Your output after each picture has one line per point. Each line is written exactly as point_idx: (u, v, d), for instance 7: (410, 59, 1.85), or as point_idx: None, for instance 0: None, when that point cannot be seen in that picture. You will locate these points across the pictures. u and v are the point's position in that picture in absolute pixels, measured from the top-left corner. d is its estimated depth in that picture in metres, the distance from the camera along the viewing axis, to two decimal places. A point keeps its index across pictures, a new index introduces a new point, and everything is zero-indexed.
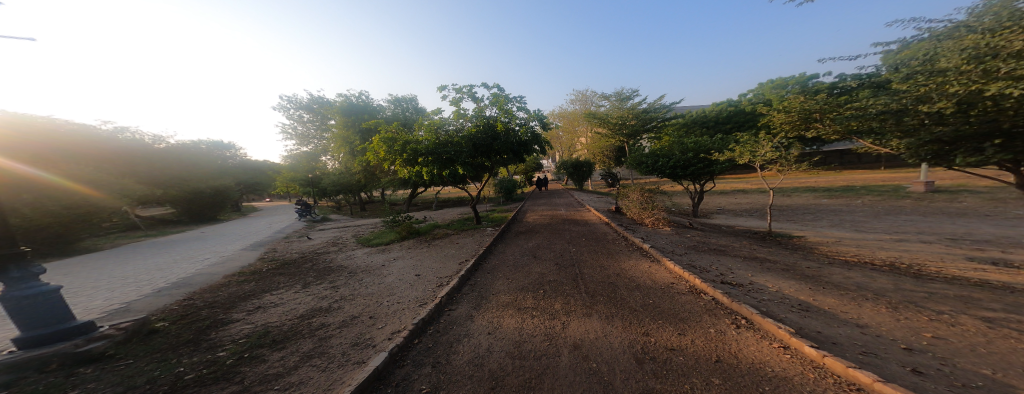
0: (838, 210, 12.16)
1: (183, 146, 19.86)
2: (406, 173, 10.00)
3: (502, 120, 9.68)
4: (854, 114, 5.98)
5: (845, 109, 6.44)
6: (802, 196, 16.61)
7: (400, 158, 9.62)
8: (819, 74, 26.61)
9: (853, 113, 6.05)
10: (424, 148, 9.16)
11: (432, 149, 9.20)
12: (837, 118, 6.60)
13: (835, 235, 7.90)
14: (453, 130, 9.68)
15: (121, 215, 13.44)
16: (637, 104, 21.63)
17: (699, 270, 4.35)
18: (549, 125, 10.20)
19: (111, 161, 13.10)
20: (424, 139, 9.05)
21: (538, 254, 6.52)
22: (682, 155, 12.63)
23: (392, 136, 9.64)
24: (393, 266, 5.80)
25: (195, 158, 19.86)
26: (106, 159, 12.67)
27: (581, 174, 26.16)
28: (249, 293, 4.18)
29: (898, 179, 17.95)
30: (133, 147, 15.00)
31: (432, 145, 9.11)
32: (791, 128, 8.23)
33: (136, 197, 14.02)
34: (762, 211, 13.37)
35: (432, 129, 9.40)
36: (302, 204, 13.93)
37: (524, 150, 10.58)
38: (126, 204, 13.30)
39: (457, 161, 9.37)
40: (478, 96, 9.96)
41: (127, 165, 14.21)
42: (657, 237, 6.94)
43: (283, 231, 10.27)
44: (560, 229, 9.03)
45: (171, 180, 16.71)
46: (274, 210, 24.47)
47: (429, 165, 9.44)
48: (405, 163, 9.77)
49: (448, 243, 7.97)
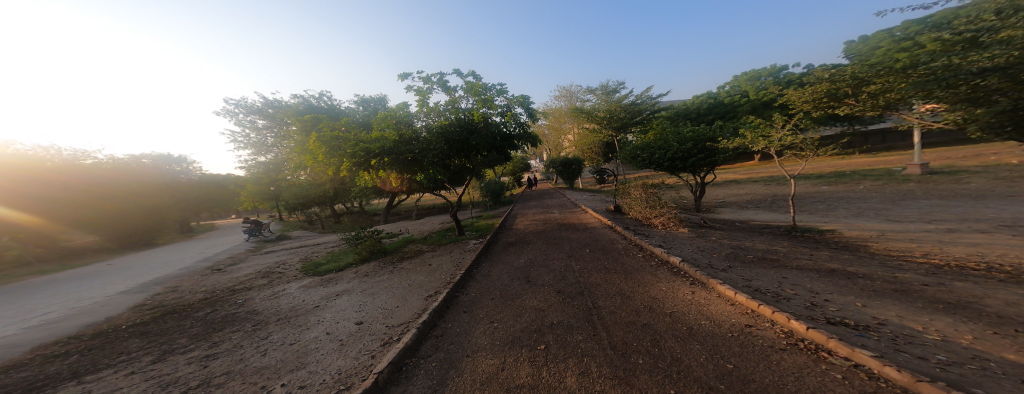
0: (847, 197, 11.36)
1: (140, 165, 18.31)
2: (363, 179, 8.26)
3: (480, 110, 8.08)
4: (909, 81, 4.79)
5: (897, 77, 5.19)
6: (800, 184, 16.00)
7: (353, 161, 7.82)
8: (789, 64, 26.78)
9: (909, 78, 4.84)
10: (379, 147, 7.41)
11: (388, 149, 7.46)
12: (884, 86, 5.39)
13: (871, 228, 6.87)
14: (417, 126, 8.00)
15: (46, 241, 12.14)
16: (624, 96, 20.61)
17: (774, 300, 2.95)
18: (535, 118, 8.71)
19: (53, 179, 12.23)
20: (378, 136, 7.28)
21: (533, 276, 5.01)
22: (681, 145, 11.51)
23: (342, 135, 7.89)
24: (330, 307, 4.11)
25: (151, 177, 18.14)
26: (41, 176, 11.83)
27: (570, 173, 24.99)
28: (33, 390, 2.37)
29: (886, 162, 17.76)
30: (92, 165, 14.19)
31: (390, 144, 7.38)
32: (812, 107, 7.14)
33: (68, 222, 12.69)
34: (766, 202, 12.48)
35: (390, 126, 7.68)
36: (252, 222, 11.83)
37: (506, 147, 9.05)
38: (42, 228, 11.96)
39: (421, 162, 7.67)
40: (450, 86, 8.39)
41: (83, 183, 13.23)
42: (678, 243, 5.58)
43: (213, 258, 8.27)
44: (556, 238, 7.53)
45: (136, 200, 15.35)
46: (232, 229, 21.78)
47: (388, 169, 7.73)
48: (360, 166, 8.02)
49: (418, 265, 6.26)
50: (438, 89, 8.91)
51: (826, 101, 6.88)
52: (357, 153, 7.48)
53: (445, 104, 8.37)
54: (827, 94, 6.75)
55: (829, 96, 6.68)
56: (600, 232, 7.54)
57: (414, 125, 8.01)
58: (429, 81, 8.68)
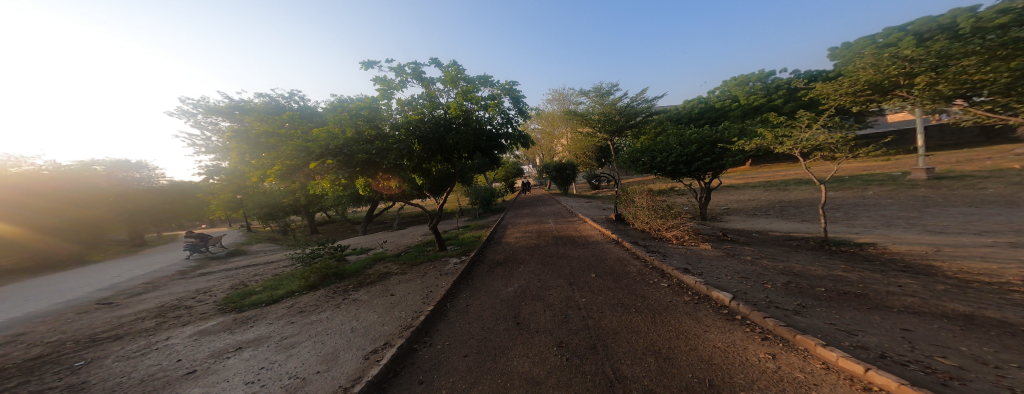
0: (861, 203, 10.62)
1: (91, 172, 16.36)
2: (313, 185, 6.76)
3: (457, 103, 6.79)
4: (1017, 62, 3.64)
5: (985, 61, 4.07)
6: (801, 189, 15.36)
7: (295, 162, 6.24)
8: (776, 70, 26.87)
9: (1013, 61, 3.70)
10: (326, 146, 5.95)
11: (338, 146, 5.94)
12: (925, 81, 4.61)
13: (918, 242, 5.92)
14: (381, 120, 6.56)
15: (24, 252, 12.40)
16: (618, 99, 19.83)
17: (940, 384, 1.70)
18: (527, 115, 7.50)
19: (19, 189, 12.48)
20: (322, 132, 5.82)
21: (527, 317, 3.74)
22: (685, 148, 10.55)
23: (285, 132, 6.43)
24: (211, 372, 2.66)
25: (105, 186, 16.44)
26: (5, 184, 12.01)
27: (564, 178, 24.08)
28: None
29: (883, 166, 17.40)
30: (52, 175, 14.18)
31: (340, 142, 5.95)
32: (849, 100, 6.09)
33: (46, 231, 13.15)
34: (773, 209, 11.66)
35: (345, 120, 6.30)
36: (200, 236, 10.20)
37: (492, 149, 7.75)
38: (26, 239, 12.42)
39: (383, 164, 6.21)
40: (427, 77, 7.14)
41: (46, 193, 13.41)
42: (711, 266, 4.39)
43: (128, 282, 6.63)
44: (553, 257, 6.26)
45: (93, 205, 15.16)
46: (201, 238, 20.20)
47: (337, 173, 6.21)
48: (305, 169, 6.52)
49: (376, 295, 4.80)
50: (413, 81, 7.63)
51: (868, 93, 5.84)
52: (299, 152, 5.96)
53: (417, 98, 7.09)
54: (869, 84, 5.71)
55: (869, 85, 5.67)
56: (605, 249, 6.30)
57: (378, 119, 6.59)
58: (402, 72, 7.43)
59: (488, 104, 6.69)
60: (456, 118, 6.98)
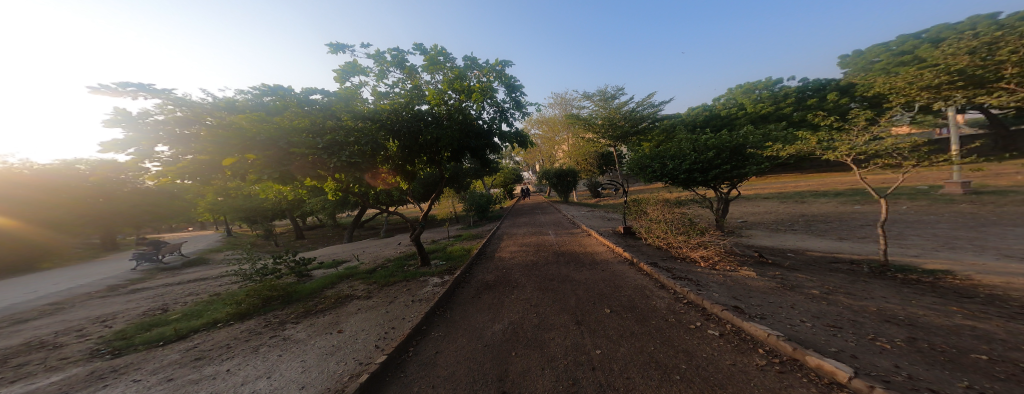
0: (897, 218, 9.51)
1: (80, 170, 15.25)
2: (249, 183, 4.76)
3: (440, 94, 5.68)
4: None
5: None
6: (821, 201, 14.25)
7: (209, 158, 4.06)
8: (783, 78, 26.15)
9: None
10: (257, 137, 4.15)
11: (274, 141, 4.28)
12: None
13: (1005, 270, 4.78)
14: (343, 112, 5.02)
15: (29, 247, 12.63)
16: (623, 103, 19.00)
17: None
18: (523, 110, 6.41)
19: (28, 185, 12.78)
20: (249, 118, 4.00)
21: (516, 379, 2.54)
22: (701, 154, 9.50)
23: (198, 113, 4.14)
24: None
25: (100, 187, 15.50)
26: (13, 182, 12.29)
27: (564, 185, 23.05)
28: None
29: (905, 179, 16.35)
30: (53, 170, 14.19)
31: (278, 132, 4.23)
32: (922, 96, 4.89)
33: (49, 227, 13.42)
34: (797, 223, 10.55)
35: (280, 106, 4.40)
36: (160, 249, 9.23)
37: (482, 149, 6.58)
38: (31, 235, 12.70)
39: (335, 163, 4.74)
40: (409, 64, 6.07)
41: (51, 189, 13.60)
42: (772, 304, 3.18)
43: (36, 301, 5.45)
44: (554, 280, 5.10)
45: (79, 194, 14.50)
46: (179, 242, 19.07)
47: (272, 169, 4.46)
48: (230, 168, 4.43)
49: (318, 332, 3.60)
50: (394, 70, 6.56)
51: (953, 86, 4.71)
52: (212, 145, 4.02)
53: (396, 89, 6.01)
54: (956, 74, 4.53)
55: (959, 75, 4.52)
56: (620, 273, 5.11)
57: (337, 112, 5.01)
58: (381, 60, 6.39)
59: (478, 96, 5.62)
60: (439, 112, 5.91)
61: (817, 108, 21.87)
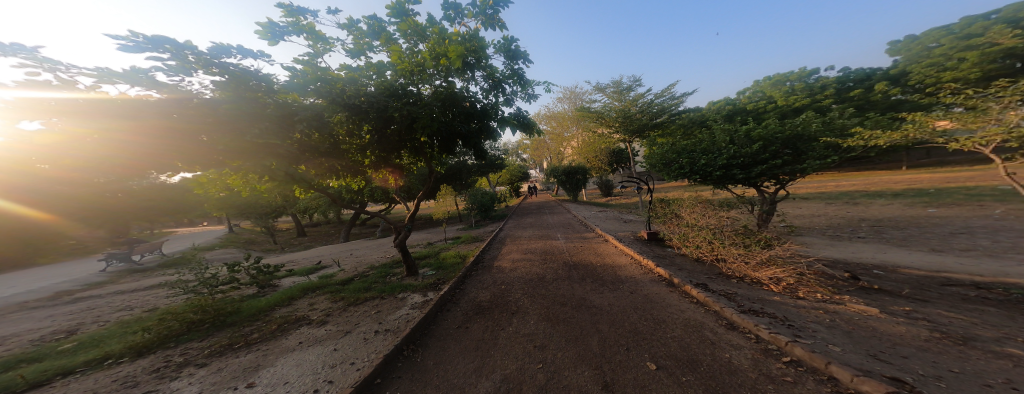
0: (993, 225, 7.65)
1: None
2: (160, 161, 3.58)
3: (420, 62, 4.38)
4: None
5: None
6: (878, 203, 12.24)
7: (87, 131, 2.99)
8: (819, 68, 23.70)
9: None
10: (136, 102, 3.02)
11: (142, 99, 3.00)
12: None
13: None
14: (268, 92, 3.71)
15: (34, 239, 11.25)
16: (640, 95, 17.36)
17: None
18: (528, 89, 5.04)
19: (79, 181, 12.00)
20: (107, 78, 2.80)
21: None
22: (743, 147, 7.90)
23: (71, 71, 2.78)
24: None
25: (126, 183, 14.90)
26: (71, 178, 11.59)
27: (575, 184, 21.66)
28: None
29: (976, 179, 14.05)
30: None
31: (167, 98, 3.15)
32: None
33: None
34: (857, 228, 8.81)
35: (170, 70, 2.98)
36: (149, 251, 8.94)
37: (474, 137, 5.25)
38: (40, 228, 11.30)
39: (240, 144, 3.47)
40: (386, 31, 4.84)
41: None
42: (968, 378, 1.76)
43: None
44: (567, 312, 3.74)
45: None
46: (183, 238, 18.84)
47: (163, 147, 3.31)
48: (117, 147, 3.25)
49: (219, 387, 2.44)
50: (373, 43, 5.34)
51: None
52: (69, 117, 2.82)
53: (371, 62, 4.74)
54: None
55: None
56: (658, 300, 3.71)
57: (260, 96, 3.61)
58: (356, 30, 5.20)
59: (465, 63, 4.29)
60: (418, 88, 4.63)
61: (861, 100, 19.51)
